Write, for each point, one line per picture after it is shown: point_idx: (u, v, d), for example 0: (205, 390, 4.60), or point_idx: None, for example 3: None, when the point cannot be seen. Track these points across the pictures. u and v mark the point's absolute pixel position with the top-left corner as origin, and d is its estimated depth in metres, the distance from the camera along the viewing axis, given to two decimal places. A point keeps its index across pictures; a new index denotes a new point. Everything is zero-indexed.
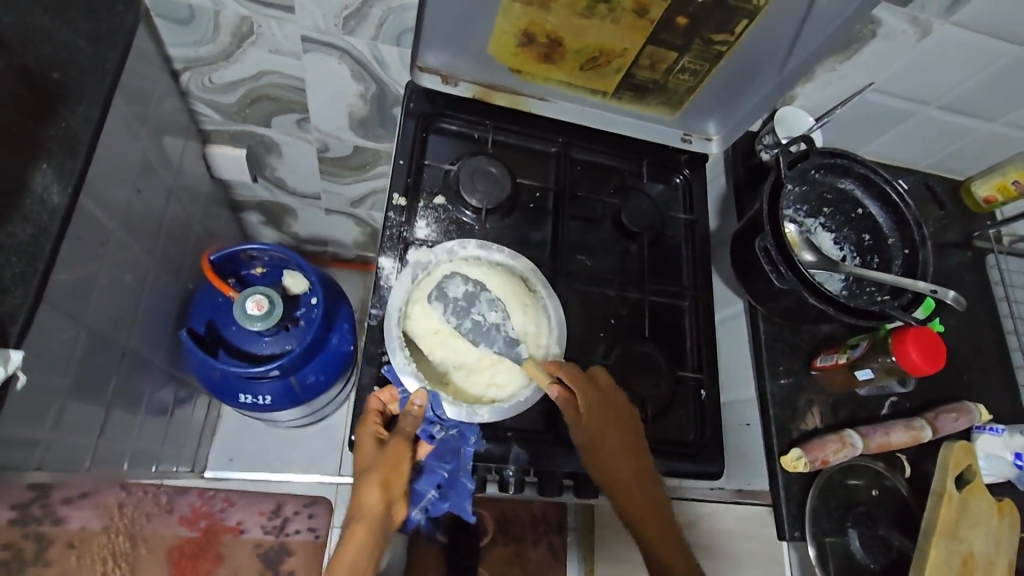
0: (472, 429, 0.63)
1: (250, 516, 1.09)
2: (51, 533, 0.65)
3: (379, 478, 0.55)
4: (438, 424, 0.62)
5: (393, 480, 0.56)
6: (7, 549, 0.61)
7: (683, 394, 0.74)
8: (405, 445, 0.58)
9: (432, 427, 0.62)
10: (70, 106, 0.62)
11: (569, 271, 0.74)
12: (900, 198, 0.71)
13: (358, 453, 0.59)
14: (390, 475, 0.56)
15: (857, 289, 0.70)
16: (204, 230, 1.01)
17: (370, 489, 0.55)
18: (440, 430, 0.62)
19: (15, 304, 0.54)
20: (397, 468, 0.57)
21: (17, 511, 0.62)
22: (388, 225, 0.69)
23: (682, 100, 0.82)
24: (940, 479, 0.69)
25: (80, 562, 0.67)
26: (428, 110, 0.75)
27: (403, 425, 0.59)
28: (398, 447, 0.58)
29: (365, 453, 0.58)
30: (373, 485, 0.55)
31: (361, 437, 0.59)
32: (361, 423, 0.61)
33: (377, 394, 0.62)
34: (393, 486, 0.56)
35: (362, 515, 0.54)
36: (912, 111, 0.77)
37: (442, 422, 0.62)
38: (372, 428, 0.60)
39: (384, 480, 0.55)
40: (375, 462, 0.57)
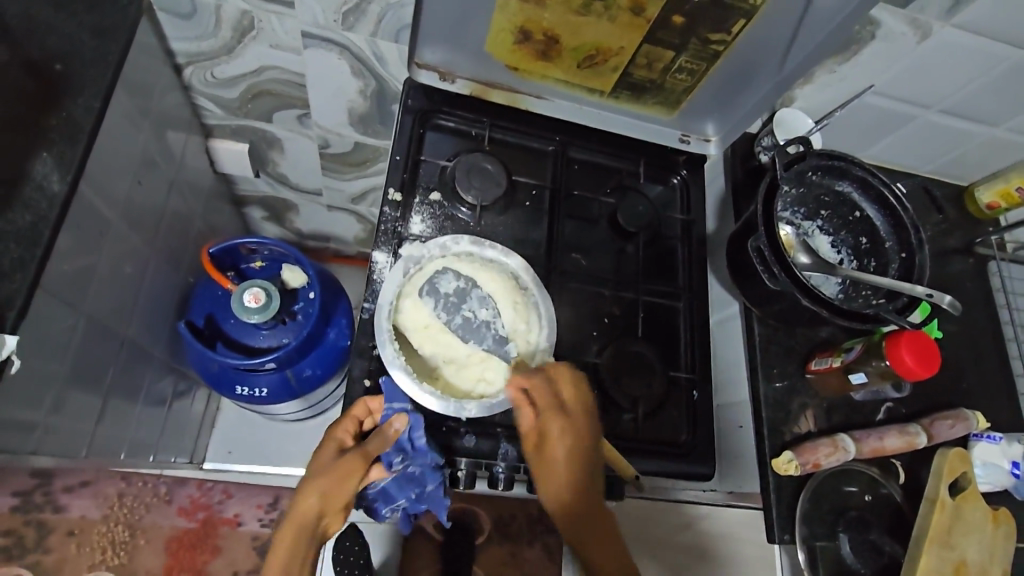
0: (433, 466, 0.62)
1: (246, 509, 1.03)
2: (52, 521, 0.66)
3: (321, 490, 0.57)
4: (398, 457, 0.61)
5: (334, 496, 0.57)
6: (9, 535, 0.61)
7: (675, 395, 0.73)
8: (357, 465, 0.58)
9: (395, 456, 0.61)
10: (72, 97, 0.63)
11: (563, 269, 0.74)
12: (897, 202, 0.70)
13: (319, 452, 0.60)
14: (334, 490, 0.57)
15: (853, 293, 0.70)
16: (205, 224, 1.02)
17: (309, 498, 0.57)
18: (401, 462, 0.61)
19: (13, 289, 0.55)
20: (343, 486, 0.58)
21: (18, 498, 0.64)
22: (383, 220, 0.69)
23: (680, 100, 0.82)
24: (933, 485, 0.68)
25: (80, 551, 0.69)
26: (425, 106, 0.76)
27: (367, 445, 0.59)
28: (352, 465, 0.58)
29: (323, 456, 0.59)
30: (313, 495, 0.57)
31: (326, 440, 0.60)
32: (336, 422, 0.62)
33: (365, 399, 0.62)
34: (332, 502, 0.57)
35: (296, 518, 0.56)
36: (912, 115, 0.76)
37: (402, 455, 0.61)
38: (338, 437, 0.60)
39: (325, 494, 0.57)
40: (325, 472, 0.58)
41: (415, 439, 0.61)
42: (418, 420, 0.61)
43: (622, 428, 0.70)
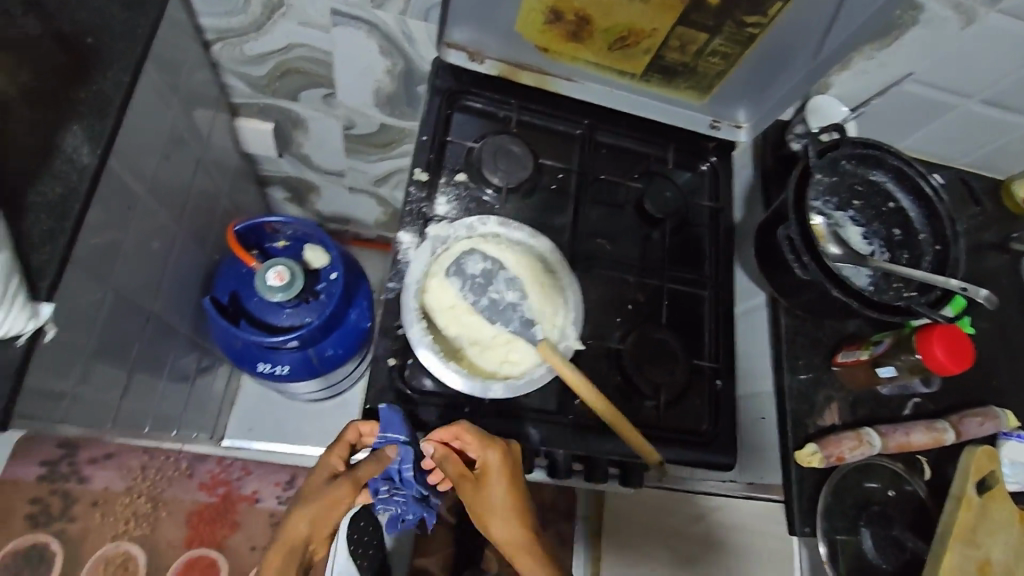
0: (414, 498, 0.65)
1: (265, 485, 1.18)
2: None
3: (310, 513, 0.60)
4: (385, 485, 0.64)
5: (322, 520, 0.60)
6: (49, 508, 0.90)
7: (698, 383, 0.73)
8: (343, 492, 0.60)
9: (382, 483, 0.64)
10: (104, 71, 0.64)
11: (589, 254, 0.74)
12: (934, 193, 0.69)
13: (315, 473, 0.64)
14: (322, 514, 0.60)
15: (883, 285, 0.68)
16: (231, 203, 1.03)
17: (298, 519, 0.60)
18: (387, 489, 0.65)
19: (45, 260, 0.56)
20: (330, 510, 0.60)
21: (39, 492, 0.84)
22: (409, 201, 0.69)
23: (713, 85, 0.80)
24: (959, 484, 0.67)
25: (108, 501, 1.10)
26: (453, 87, 0.76)
27: (355, 472, 0.61)
28: (339, 491, 0.60)
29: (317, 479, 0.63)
30: (302, 518, 0.60)
31: (321, 463, 0.64)
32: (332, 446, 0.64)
33: (358, 424, 0.62)
34: (320, 525, 0.60)
35: (286, 538, 0.60)
36: (951, 104, 0.74)
37: (388, 485, 0.64)
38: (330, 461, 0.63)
39: (314, 517, 0.60)
40: (315, 496, 0.61)
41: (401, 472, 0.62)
42: (407, 453, 0.60)
43: (643, 414, 0.70)
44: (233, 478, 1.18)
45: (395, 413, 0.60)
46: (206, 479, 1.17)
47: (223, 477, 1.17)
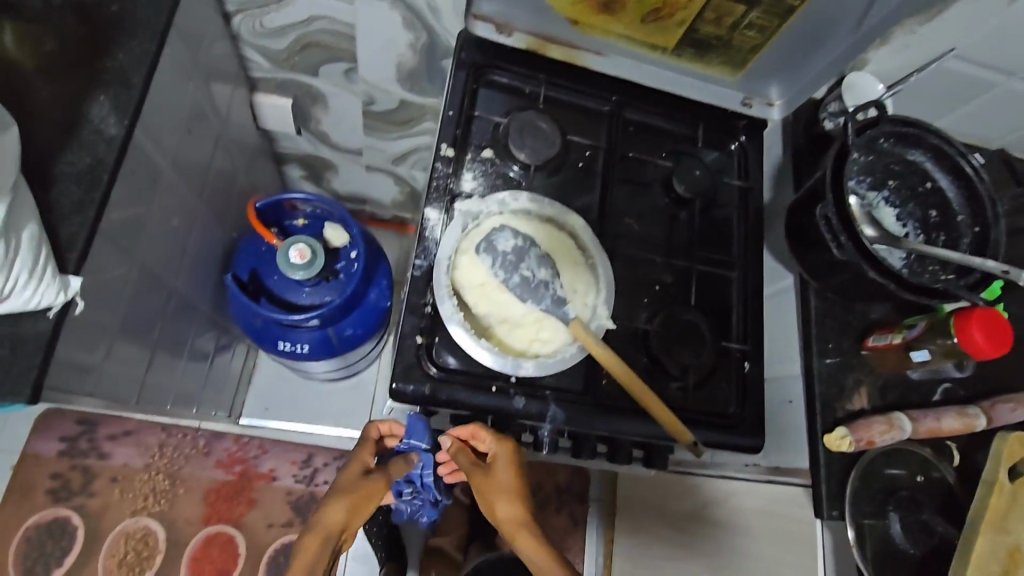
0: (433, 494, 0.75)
1: (281, 464, 1.18)
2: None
3: (348, 504, 0.65)
4: (410, 485, 0.74)
5: (357, 512, 0.65)
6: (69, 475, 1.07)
7: (726, 366, 0.72)
8: (379, 486, 0.67)
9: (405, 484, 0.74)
10: (126, 40, 0.63)
11: (616, 233, 0.72)
12: (974, 173, 0.66)
13: (345, 470, 0.68)
14: (359, 505, 0.65)
15: (918, 268, 0.66)
16: (248, 181, 1.02)
17: (336, 509, 0.64)
18: (410, 489, 0.74)
19: (74, 231, 0.55)
20: (366, 502, 0.66)
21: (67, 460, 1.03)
22: (435, 176, 0.68)
23: (746, 60, 0.79)
24: (991, 469, 0.65)
25: (126, 488, 1.12)
26: (479, 60, 0.74)
27: (390, 468, 0.68)
28: (376, 485, 0.67)
29: (349, 474, 0.67)
30: (341, 507, 0.64)
31: (354, 461, 0.69)
32: (360, 446, 0.71)
33: (378, 424, 0.72)
34: (355, 516, 0.65)
35: (322, 527, 0.64)
36: (993, 82, 0.70)
37: (412, 485, 0.74)
38: (365, 458, 0.69)
39: (352, 508, 0.65)
40: (353, 487, 0.66)
41: (422, 476, 0.73)
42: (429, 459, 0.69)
43: (670, 397, 0.69)
44: (250, 456, 1.18)
45: (419, 417, 0.67)
46: (223, 457, 1.17)
47: (240, 455, 1.18)
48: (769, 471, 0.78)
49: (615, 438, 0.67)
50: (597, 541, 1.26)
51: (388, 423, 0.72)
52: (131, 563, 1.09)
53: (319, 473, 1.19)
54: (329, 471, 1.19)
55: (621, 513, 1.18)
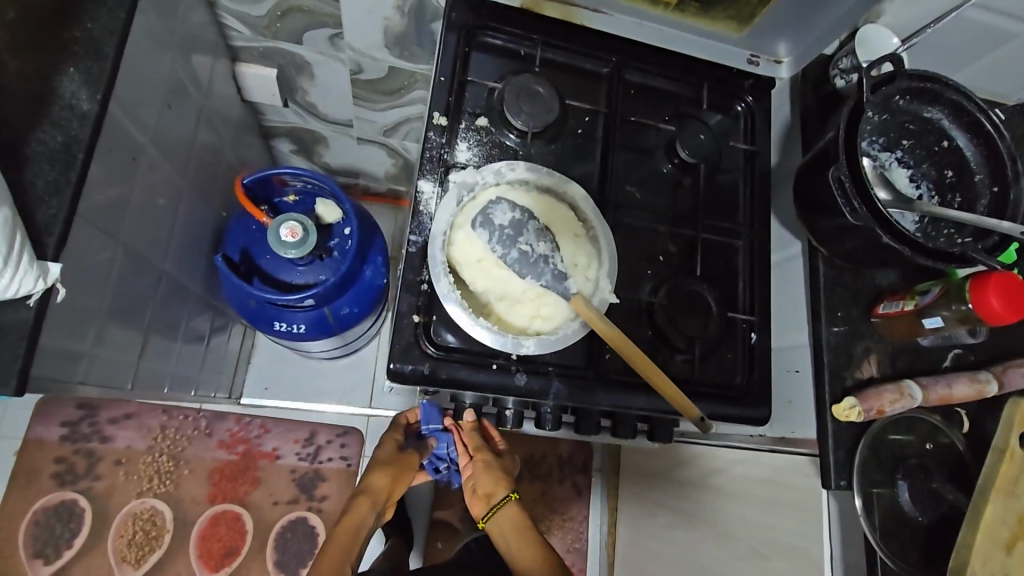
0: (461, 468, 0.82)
1: (284, 443, 1.18)
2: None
3: (392, 473, 0.74)
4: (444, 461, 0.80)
5: (398, 482, 0.74)
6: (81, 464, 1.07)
7: (732, 337, 0.70)
8: (415, 459, 0.76)
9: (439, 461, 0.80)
10: (94, 8, 0.59)
11: (618, 202, 0.70)
12: (994, 129, 0.63)
13: (382, 445, 0.77)
14: (400, 475, 0.75)
15: (932, 231, 0.64)
16: (235, 157, 0.98)
17: (381, 476, 0.73)
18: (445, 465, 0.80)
19: (52, 214, 0.53)
20: (406, 472, 0.75)
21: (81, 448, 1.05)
22: (427, 146, 0.65)
23: (753, 14, 0.74)
24: (1002, 435, 0.64)
25: (130, 470, 1.12)
26: (471, 22, 0.70)
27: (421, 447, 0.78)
28: (411, 459, 0.76)
29: (387, 448, 0.76)
30: (386, 475, 0.73)
31: (386, 438, 0.77)
32: (393, 425, 0.80)
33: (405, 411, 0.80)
34: (397, 484, 0.74)
35: (369, 492, 0.73)
36: (1012, 33, 0.66)
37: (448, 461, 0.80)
38: (396, 434, 0.78)
39: (394, 477, 0.74)
40: (393, 459, 0.75)
41: (450, 453, 0.78)
42: (448, 439, 0.77)
43: (676, 369, 0.67)
44: (252, 436, 1.18)
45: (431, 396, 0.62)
46: (225, 437, 1.17)
47: (243, 435, 1.17)
48: (773, 440, 0.77)
49: (617, 413, 0.66)
50: (601, 508, 1.26)
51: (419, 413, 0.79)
52: (140, 543, 1.09)
53: (322, 451, 1.19)
54: (332, 448, 1.19)
55: (625, 482, 1.18)
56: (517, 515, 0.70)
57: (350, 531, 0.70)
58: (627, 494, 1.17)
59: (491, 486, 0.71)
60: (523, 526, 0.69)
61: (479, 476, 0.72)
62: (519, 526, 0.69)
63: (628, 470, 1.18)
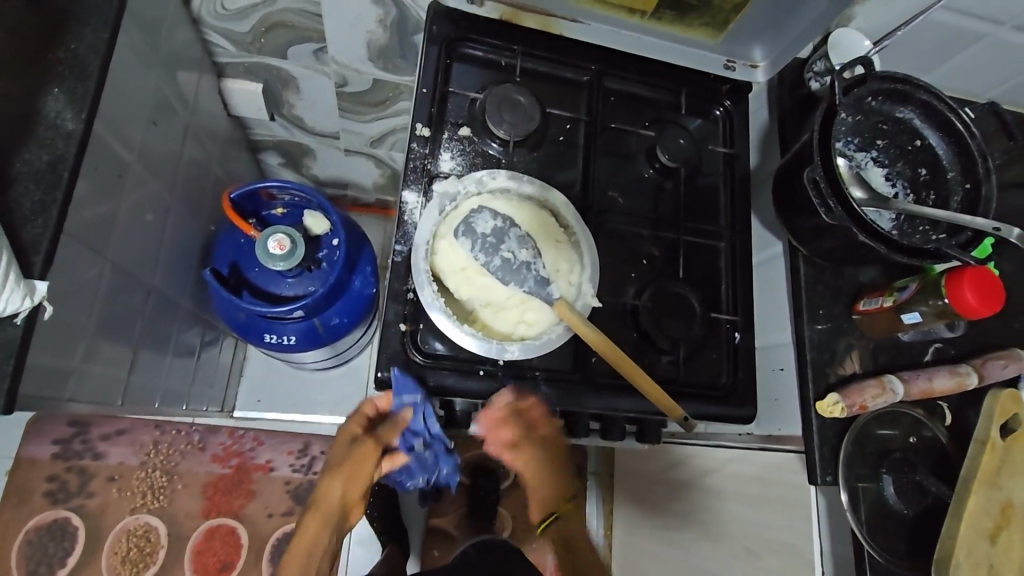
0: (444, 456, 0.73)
1: (278, 454, 1.18)
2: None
3: (343, 476, 0.65)
4: (421, 437, 0.67)
5: (353, 482, 0.65)
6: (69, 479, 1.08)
7: (716, 336, 0.71)
8: (370, 451, 0.66)
9: (415, 439, 0.68)
10: (77, 28, 0.59)
11: (601, 207, 0.71)
12: (965, 127, 0.65)
13: (338, 445, 0.68)
14: (354, 473, 0.65)
15: (909, 228, 0.65)
16: (222, 171, 0.99)
17: (331, 484, 0.64)
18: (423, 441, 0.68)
19: (37, 233, 0.53)
20: (361, 468, 0.65)
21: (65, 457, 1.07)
22: (411, 157, 0.66)
23: (728, 20, 0.75)
24: (983, 427, 0.65)
25: (121, 486, 1.11)
26: (451, 34, 0.71)
27: (380, 435, 0.67)
28: (365, 452, 0.66)
29: (341, 447, 0.67)
30: (338, 481, 0.64)
31: (342, 434, 0.68)
32: (348, 420, 0.69)
33: (371, 398, 0.68)
34: (354, 485, 0.65)
35: (322, 504, 0.64)
36: (981, 33, 0.68)
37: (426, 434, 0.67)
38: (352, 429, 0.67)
39: (347, 478, 0.65)
40: (345, 458, 0.66)
41: (429, 428, 0.64)
42: (425, 410, 0.61)
43: (661, 371, 0.68)
44: (246, 448, 1.17)
45: (407, 378, 0.60)
46: (219, 451, 1.16)
47: (236, 448, 1.17)
48: (762, 438, 0.78)
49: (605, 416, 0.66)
50: (598, 512, 1.26)
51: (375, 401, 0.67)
52: (135, 560, 1.09)
53: (316, 462, 1.18)
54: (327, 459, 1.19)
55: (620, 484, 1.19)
56: (575, 526, 0.77)
57: (297, 562, 0.62)
58: (622, 497, 1.17)
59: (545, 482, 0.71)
60: (576, 536, 0.77)
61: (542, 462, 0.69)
62: (582, 538, 0.77)
63: (622, 473, 1.19)
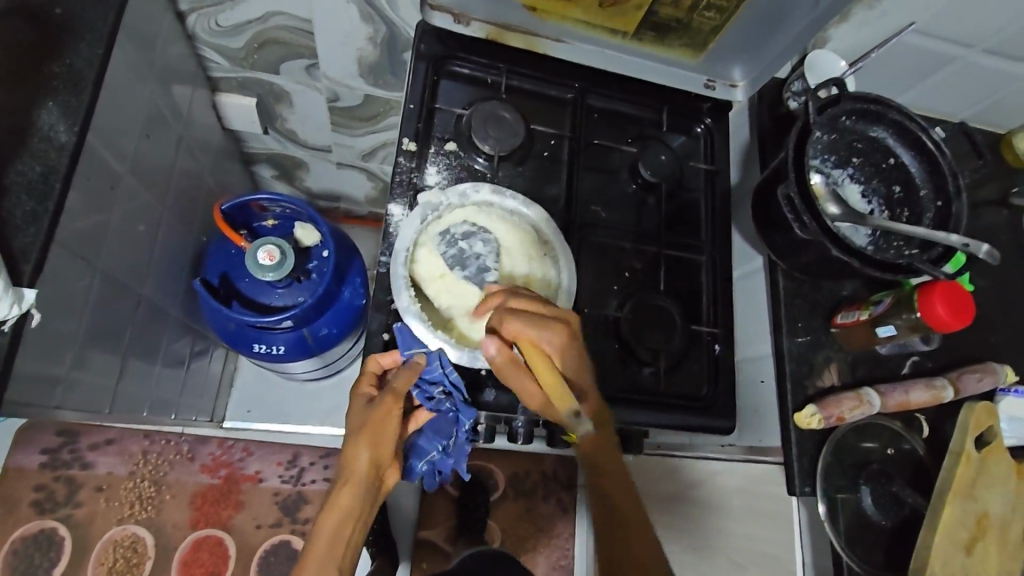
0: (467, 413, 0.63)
1: (267, 465, 1.11)
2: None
3: (370, 438, 0.54)
4: (440, 386, 0.61)
5: (383, 439, 0.55)
6: (44, 485, 0.96)
7: (697, 348, 0.72)
8: (395, 403, 0.56)
9: (433, 389, 0.61)
10: (73, 44, 0.61)
11: (584, 221, 0.72)
12: (936, 148, 0.67)
13: (350, 415, 0.57)
14: (381, 430, 0.55)
15: (884, 244, 0.67)
16: (215, 183, 1.00)
17: (358, 450, 0.54)
18: (440, 392, 0.61)
19: (27, 241, 0.54)
20: (386, 427, 0.55)
21: (46, 455, 0.96)
22: (398, 171, 0.68)
23: (707, 41, 0.78)
24: (958, 439, 0.67)
25: (108, 500, 1.00)
26: (439, 52, 0.73)
27: (394, 382, 0.57)
28: (389, 404, 0.56)
29: (356, 410, 0.57)
30: (362, 445, 0.53)
31: (354, 397, 0.58)
32: (357, 382, 0.60)
33: (378, 357, 0.62)
34: (380, 448, 0.54)
35: (351, 474, 0.53)
36: (954, 56, 0.71)
37: (444, 384, 0.61)
38: (365, 388, 0.59)
39: (374, 436, 0.55)
40: (364, 419, 0.55)
41: (447, 375, 0.61)
42: (440, 355, 0.61)
43: (642, 382, 0.70)
44: (235, 458, 1.10)
45: (409, 332, 0.62)
46: (207, 461, 1.08)
47: (225, 459, 1.09)
48: (744, 450, 0.78)
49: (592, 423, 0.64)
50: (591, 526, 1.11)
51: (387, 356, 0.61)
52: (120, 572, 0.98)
53: (305, 473, 1.12)
54: (316, 470, 1.13)
55: None
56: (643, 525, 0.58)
57: (328, 542, 0.51)
58: None
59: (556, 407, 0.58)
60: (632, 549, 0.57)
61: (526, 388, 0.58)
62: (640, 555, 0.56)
63: None
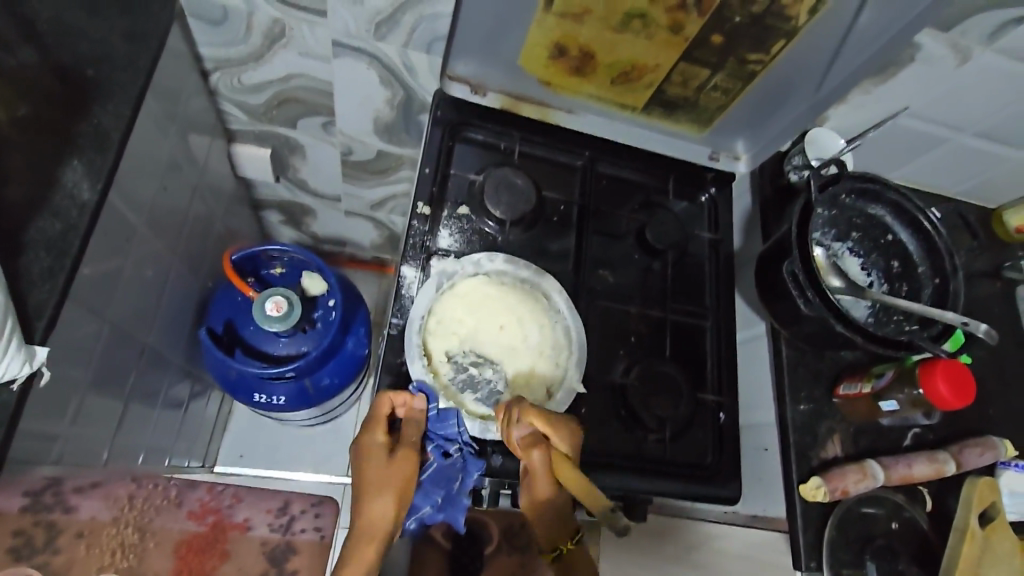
0: (477, 463, 0.62)
1: (256, 513, 0.99)
2: (61, 522, 0.61)
3: (395, 495, 0.55)
4: (454, 442, 0.62)
5: (406, 494, 0.56)
6: (17, 537, 0.56)
7: (703, 416, 0.73)
8: (416, 456, 0.58)
9: (448, 444, 0.62)
10: (101, 104, 0.63)
11: (591, 287, 0.74)
12: (931, 227, 0.70)
13: (362, 462, 0.57)
14: (403, 486, 0.56)
15: (883, 317, 0.69)
16: (225, 228, 1.01)
17: (383, 506, 0.54)
18: (456, 449, 0.62)
19: (42, 298, 0.54)
20: (410, 483, 0.57)
21: (29, 499, 0.58)
22: (411, 233, 0.69)
23: (712, 119, 0.82)
24: (962, 516, 0.68)
25: (90, 554, 0.62)
26: (455, 119, 0.76)
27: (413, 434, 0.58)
28: (411, 459, 0.57)
29: (375, 461, 0.56)
30: (390, 503, 0.55)
31: (368, 445, 0.57)
32: (369, 426, 0.59)
33: (388, 395, 0.59)
34: (404, 504, 0.56)
35: (374, 530, 0.54)
36: (944, 138, 0.75)
37: (458, 440, 0.62)
38: (381, 437, 0.58)
39: (397, 490, 0.55)
40: (389, 473, 0.56)
41: (461, 433, 0.61)
42: (453, 413, 0.61)
43: (649, 448, 0.69)
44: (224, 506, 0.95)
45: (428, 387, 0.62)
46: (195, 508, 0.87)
47: (216, 507, 0.93)
48: (746, 517, 0.77)
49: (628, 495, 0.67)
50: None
51: (394, 396, 0.60)
52: None
53: (296, 521, 1.03)
54: (306, 519, 1.05)
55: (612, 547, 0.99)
56: None
57: None
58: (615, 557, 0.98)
59: (546, 504, 0.57)
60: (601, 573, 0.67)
61: (534, 485, 0.56)
62: None
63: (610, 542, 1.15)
